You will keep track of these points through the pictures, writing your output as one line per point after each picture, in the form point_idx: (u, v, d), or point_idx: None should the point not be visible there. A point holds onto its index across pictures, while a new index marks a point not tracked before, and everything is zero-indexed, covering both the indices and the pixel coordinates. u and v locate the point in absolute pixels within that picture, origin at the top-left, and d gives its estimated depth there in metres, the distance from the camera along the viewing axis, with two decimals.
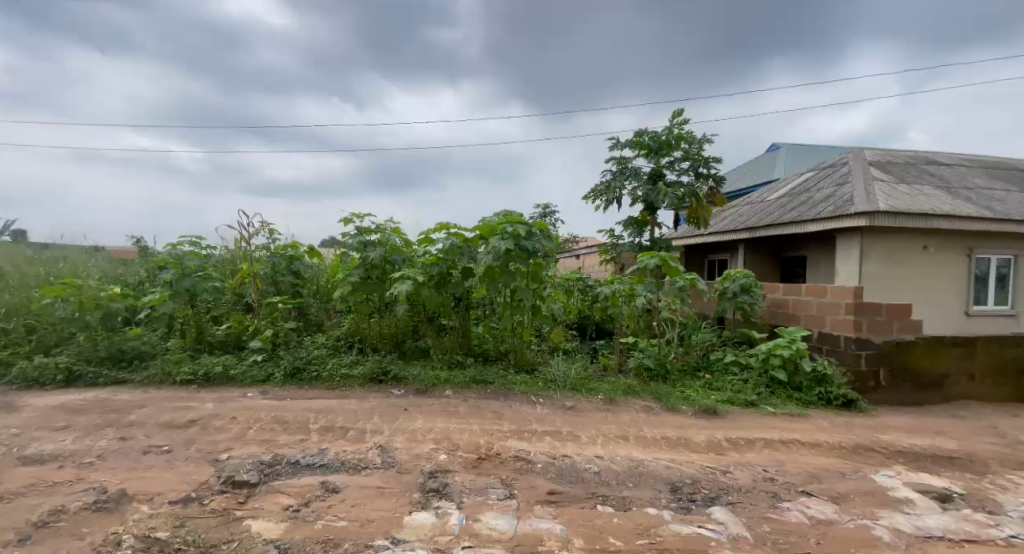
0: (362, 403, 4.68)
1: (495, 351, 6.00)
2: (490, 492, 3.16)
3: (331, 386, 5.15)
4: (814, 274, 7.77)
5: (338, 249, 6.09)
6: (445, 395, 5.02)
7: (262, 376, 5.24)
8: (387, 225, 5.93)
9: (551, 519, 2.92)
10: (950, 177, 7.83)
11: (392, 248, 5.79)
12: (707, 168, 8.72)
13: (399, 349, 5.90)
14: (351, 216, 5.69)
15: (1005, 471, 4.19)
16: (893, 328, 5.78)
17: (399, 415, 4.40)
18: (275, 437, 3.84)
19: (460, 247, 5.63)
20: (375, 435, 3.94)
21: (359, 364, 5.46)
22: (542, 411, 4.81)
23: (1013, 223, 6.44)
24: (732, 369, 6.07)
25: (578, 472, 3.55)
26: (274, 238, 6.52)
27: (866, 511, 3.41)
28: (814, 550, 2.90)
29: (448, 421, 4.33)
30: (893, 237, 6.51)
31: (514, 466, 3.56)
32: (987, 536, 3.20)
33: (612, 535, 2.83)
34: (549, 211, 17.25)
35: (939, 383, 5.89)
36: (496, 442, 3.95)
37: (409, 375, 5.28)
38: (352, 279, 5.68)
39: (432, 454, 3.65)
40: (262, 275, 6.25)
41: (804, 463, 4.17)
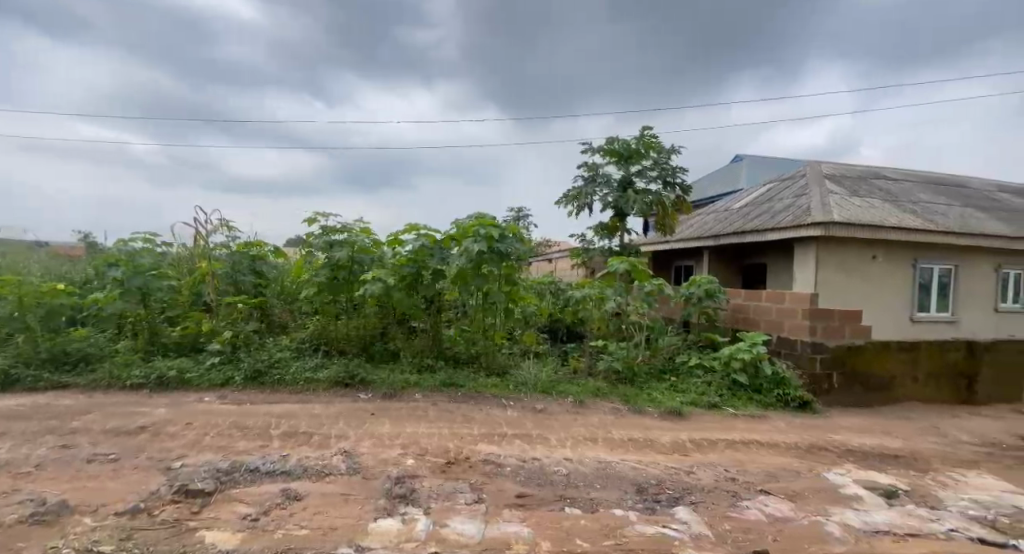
0: (327, 408, 4.64)
1: (466, 354, 5.99)
2: (459, 496, 3.20)
3: (294, 390, 5.10)
4: (774, 281, 8.07)
5: (302, 249, 6.00)
6: (415, 399, 5.03)
7: (221, 379, 5.15)
8: (355, 225, 5.90)
9: (519, 522, 2.97)
10: (899, 191, 8.25)
11: (360, 248, 5.75)
12: (675, 176, 8.96)
13: (367, 352, 5.85)
14: (317, 215, 5.63)
15: (947, 469, 4.45)
16: (845, 332, 6.07)
17: (366, 420, 4.39)
18: (233, 443, 3.79)
19: (431, 248, 5.65)
20: (340, 440, 3.94)
21: (324, 368, 5.41)
22: (513, 414, 4.87)
23: (955, 235, 6.84)
24: (696, 372, 6.26)
25: (546, 474, 3.62)
26: (234, 236, 6.40)
27: (819, 508, 3.58)
28: (771, 546, 3.02)
29: (416, 425, 4.35)
30: (847, 247, 6.82)
31: (483, 470, 3.60)
32: (929, 530, 3.40)
33: (579, 536, 2.89)
34: (521, 216, 17.34)
35: (887, 385, 6.20)
36: (465, 446, 3.99)
37: (376, 378, 5.28)
38: (316, 281, 5.64)
39: (399, 459, 3.67)
40: (221, 274, 6.13)
41: (762, 462, 4.34)
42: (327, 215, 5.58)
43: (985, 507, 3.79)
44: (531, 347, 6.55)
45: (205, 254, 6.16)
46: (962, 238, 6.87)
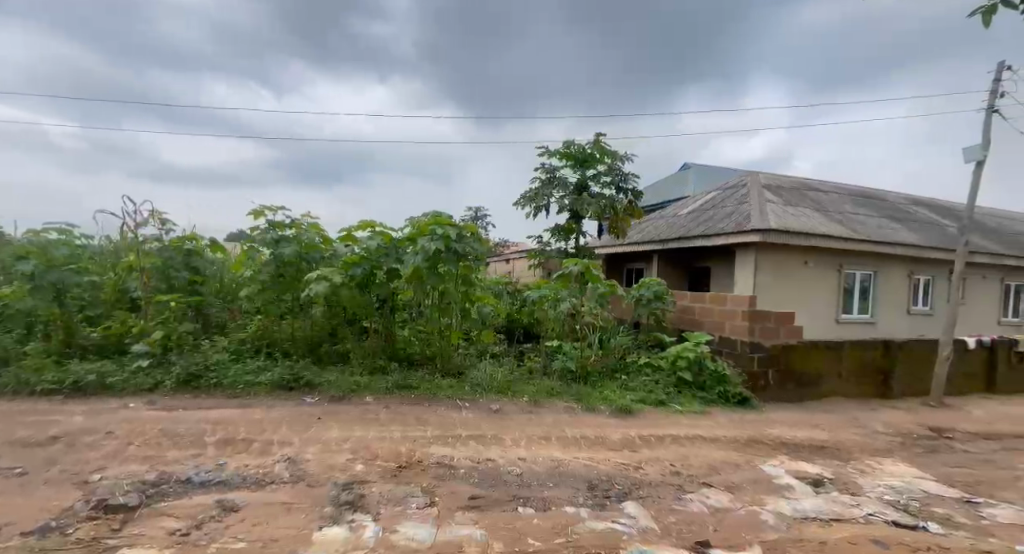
0: (268, 413, 4.59)
1: (421, 355, 6.04)
2: (409, 501, 3.27)
3: (232, 393, 5.01)
4: (718, 284, 8.51)
5: (243, 244, 5.88)
6: (365, 402, 5.05)
7: (149, 383, 4.98)
8: (303, 221, 5.84)
9: (471, 525, 3.06)
10: (828, 202, 8.89)
11: (308, 245, 5.69)
12: (628, 181, 9.27)
13: (314, 353, 5.83)
14: (264, 208, 5.54)
15: (868, 458, 4.86)
16: (780, 333, 6.49)
17: (311, 425, 4.38)
18: (162, 453, 3.71)
19: (385, 247, 5.66)
20: (283, 447, 3.93)
21: (266, 372, 5.33)
22: (467, 415, 4.97)
23: (877, 244, 7.43)
24: (645, 370, 6.53)
25: (499, 475, 3.74)
26: (166, 228, 6.15)
27: (755, 498, 3.87)
28: (711, 537, 3.24)
29: (366, 429, 4.38)
30: (782, 253, 7.28)
31: (436, 473, 3.68)
32: (851, 515, 3.73)
33: (531, 536, 3.01)
34: (480, 215, 17.45)
35: (817, 382, 6.67)
36: (417, 449, 4.05)
37: (324, 381, 5.25)
38: (260, 280, 5.60)
39: (348, 465, 3.70)
40: (151, 267, 5.82)
41: (704, 456, 4.60)
42: (272, 209, 5.50)
43: (899, 491, 4.18)
44: (486, 348, 6.67)
45: (133, 247, 5.89)
46: (882, 246, 7.47)
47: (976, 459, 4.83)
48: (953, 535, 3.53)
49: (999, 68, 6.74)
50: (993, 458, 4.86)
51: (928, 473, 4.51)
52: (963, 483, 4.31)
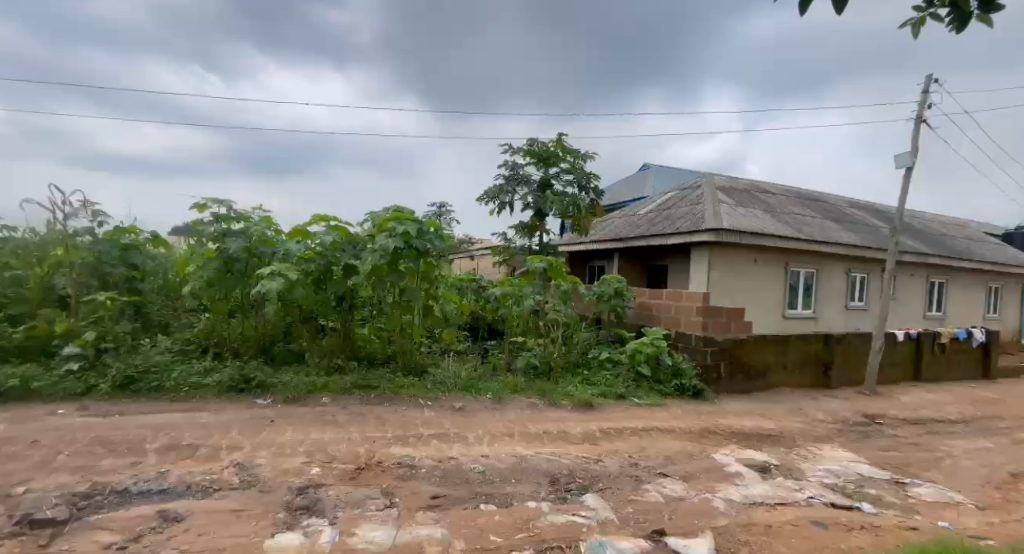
0: (217, 417, 4.49)
1: (382, 353, 6.11)
2: (368, 503, 3.27)
3: (176, 398, 4.83)
4: (675, 281, 8.84)
5: (188, 241, 5.71)
6: (321, 403, 5.04)
7: (82, 388, 4.72)
8: (253, 214, 5.70)
9: (432, 525, 3.07)
10: (776, 203, 9.33)
11: (260, 240, 5.54)
12: (590, 180, 9.46)
13: (266, 353, 5.71)
14: (206, 202, 5.39)
15: (810, 444, 5.17)
16: (731, 328, 6.85)
17: (264, 428, 4.32)
18: (97, 462, 3.54)
19: (341, 243, 5.68)
20: (232, 452, 3.84)
21: (214, 373, 5.19)
22: (430, 413, 5.03)
23: (819, 245, 7.87)
24: (607, 365, 6.74)
25: (462, 473, 3.82)
26: (100, 222, 5.80)
27: (707, 486, 4.09)
28: (667, 523, 3.41)
29: (322, 431, 4.35)
30: (734, 251, 7.63)
31: (396, 474, 3.72)
32: (794, 498, 4.00)
33: (492, 532, 3.05)
34: (443, 210, 17.39)
35: (764, 373, 7.03)
36: (377, 450, 4.08)
37: (278, 382, 5.17)
38: (206, 275, 5.39)
39: (303, 468, 3.67)
40: (82, 263, 5.42)
41: (661, 448, 4.80)
42: (217, 202, 5.34)
43: (837, 475, 4.47)
44: (449, 345, 6.75)
45: (61, 239, 5.45)
46: (825, 246, 7.92)
47: (905, 442, 5.22)
48: (884, 514, 3.81)
49: (927, 81, 7.25)
50: (919, 441, 5.27)
51: (862, 457, 4.85)
52: (893, 465, 4.66)
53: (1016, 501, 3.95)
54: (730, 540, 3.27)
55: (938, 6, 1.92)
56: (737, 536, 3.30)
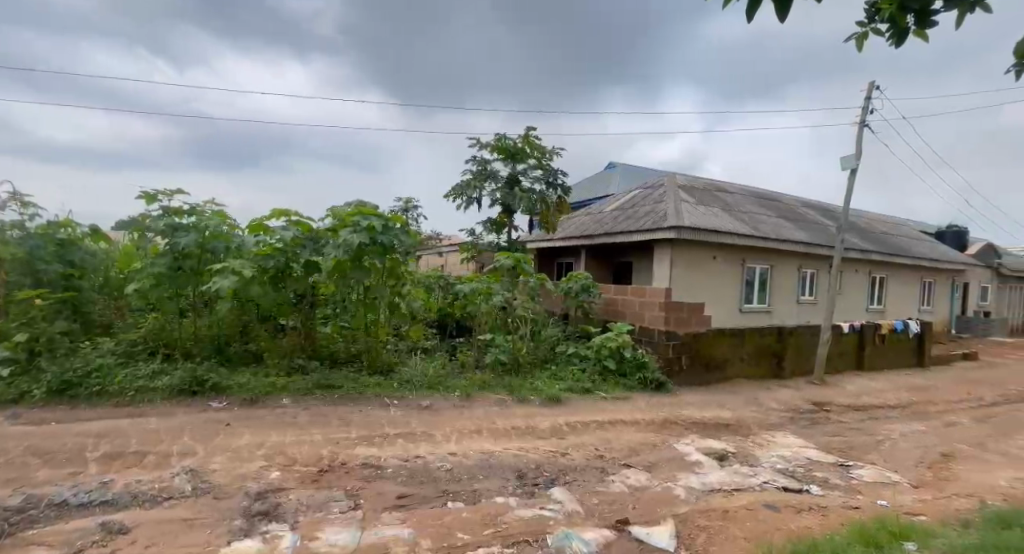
0: (165, 421, 4.29)
1: (345, 353, 6.06)
2: (331, 506, 3.21)
3: (120, 403, 4.60)
4: (639, 277, 9.10)
5: (131, 235, 5.54)
6: (282, 404, 4.93)
7: (15, 395, 4.47)
8: (206, 207, 5.53)
9: (399, 525, 3.08)
10: (735, 203, 9.65)
11: (211, 234, 5.38)
12: (557, 177, 9.59)
13: (222, 353, 5.57)
14: (156, 194, 5.27)
15: (764, 432, 5.43)
16: (692, 322, 7.09)
17: (219, 431, 4.19)
18: (29, 474, 3.33)
19: (301, 238, 5.58)
20: (184, 458, 3.69)
21: (163, 376, 4.95)
22: (396, 412, 5.05)
23: (773, 242, 8.22)
24: (574, 359, 6.90)
25: (429, 472, 3.84)
26: (31, 216, 5.36)
27: (669, 475, 4.27)
28: (630, 513, 3.55)
29: (283, 434, 4.25)
30: (694, 249, 7.93)
31: (361, 474, 3.69)
32: (749, 484, 4.21)
33: (460, 530, 3.08)
34: (409, 207, 17.30)
35: (722, 365, 7.32)
36: (341, 451, 4.03)
37: (233, 384, 5.02)
38: (153, 271, 5.21)
39: (262, 472, 3.57)
40: (10, 259, 4.90)
41: (626, 439, 4.97)
42: (166, 193, 5.24)
43: (789, 460, 4.72)
44: (418, 343, 6.81)
45: None
46: (778, 244, 8.29)
47: (850, 428, 5.55)
48: (832, 496, 4.04)
49: (869, 88, 7.65)
50: (862, 426, 5.61)
51: (811, 443, 5.13)
52: (839, 450, 4.94)
53: (947, 478, 4.26)
54: (690, 526, 3.42)
55: (880, 21, 2.06)
56: (696, 523, 3.47)
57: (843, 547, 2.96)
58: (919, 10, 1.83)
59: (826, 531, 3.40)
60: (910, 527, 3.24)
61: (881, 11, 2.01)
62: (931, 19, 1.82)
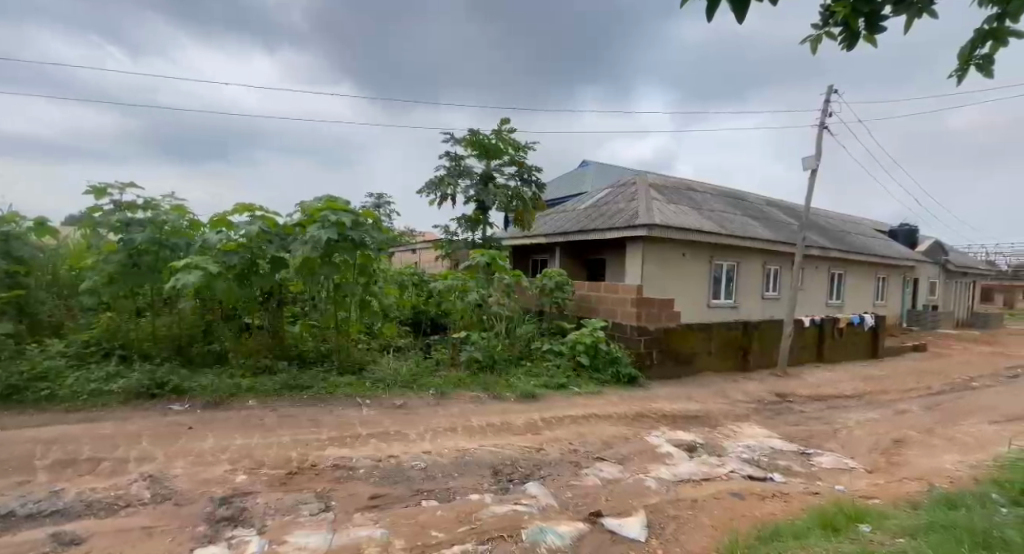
0: (121, 426, 4.15)
1: (315, 353, 6.01)
2: (301, 509, 3.21)
3: (71, 407, 4.41)
4: (612, 274, 9.28)
5: (81, 232, 5.34)
6: (248, 406, 4.85)
7: None
8: (164, 202, 5.39)
9: (371, 525, 3.10)
10: (702, 201, 9.89)
11: (171, 230, 5.24)
12: (531, 174, 9.67)
13: (182, 355, 5.39)
14: (106, 187, 5.14)
15: (730, 423, 5.63)
16: (662, 317, 7.28)
17: (181, 435, 4.10)
18: None
19: (267, 234, 5.50)
20: (142, 464, 3.61)
21: (119, 379, 4.80)
22: (369, 412, 5.04)
23: (739, 240, 8.47)
24: (548, 355, 7.00)
25: (402, 472, 3.87)
26: None
27: (641, 467, 4.40)
28: (602, 505, 3.65)
29: (249, 436, 4.21)
30: (664, 246, 8.11)
31: (332, 476, 3.69)
32: (717, 474, 4.36)
33: (434, 528, 3.13)
34: (381, 202, 17.21)
35: (690, 359, 7.53)
36: (311, 453, 4.02)
37: (196, 386, 4.90)
38: (106, 268, 4.98)
39: (227, 476, 3.53)
40: None
41: (599, 433, 5.09)
42: (118, 187, 5.11)
43: (753, 450, 4.91)
44: (390, 341, 6.84)
45: None
46: (744, 241, 8.54)
47: (810, 417, 5.79)
48: (792, 483, 4.23)
49: (829, 92, 7.94)
50: (821, 415, 5.86)
51: (775, 433, 5.34)
52: (800, 439, 5.16)
53: (898, 463, 4.51)
54: (660, 515, 3.55)
55: (834, 24, 2.12)
56: (667, 513, 3.58)
57: (803, 531, 3.11)
58: (870, 13, 1.90)
59: (787, 516, 3.57)
60: (863, 510, 3.41)
61: (834, 15, 2.08)
62: (881, 23, 1.89)
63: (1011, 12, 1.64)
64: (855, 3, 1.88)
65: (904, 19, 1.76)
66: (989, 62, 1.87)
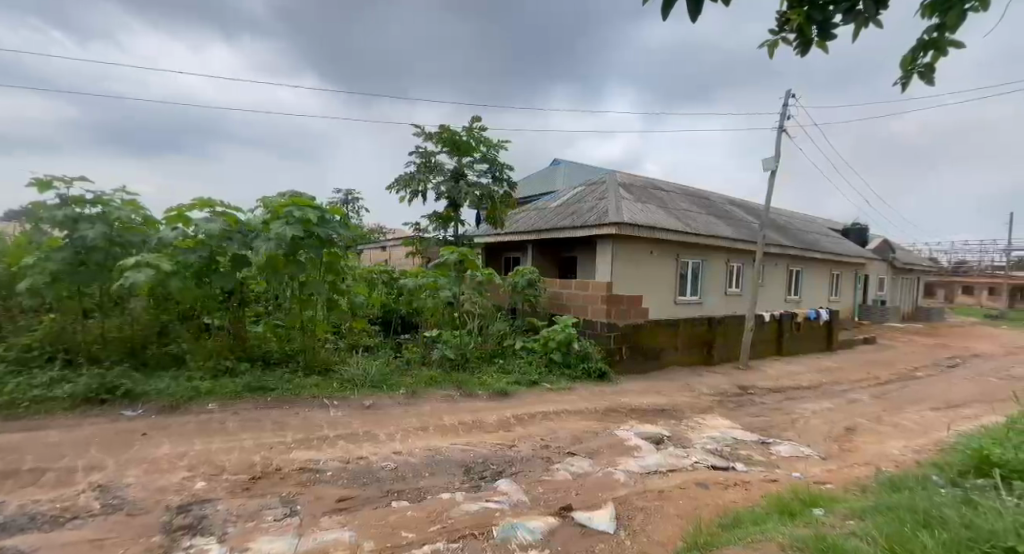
0: (69, 433, 4.05)
1: (279, 353, 5.97)
2: (265, 515, 3.21)
3: (11, 415, 4.23)
4: (583, 271, 9.43)
5: (21, 227, 5.00)
6: (208, 409, 4.76)
7: None
8: (116, 196, 5.16)
9: (338, 529, 3.12)
10: (668, 200, 10.14)
11: (125, 226, 5.06)
12: (503, 171, 9.73)
13: (136, 357, 5.24)
14: (52, 179, 4.92)
15: (696, 415, 5.82)
16: (631, 314, 7.44)
17: (134, 441, 4.02)
18: None
19: (229, 231, 5.42)
20: (91, 473, 3.53)
21: (64, 384, 4.61)
22: (339, 413, 5.04)
23: (703, 239, 8.70)
24: (521, 352, 7.08)
25: (371, 472, 3.90)
26: None
27: (610, 460, 4.52)
28: (572, 498, 3.76)
29: (209, 440, 4.16)
30: (632, 244, 8.29)
31: (298, 479, 3.69)
32: (682, 465, 4.52)
33: (404, 529, 3.17)
34: (350, 199, 17.02)
35: (658, 354, 7.73)
36: (276, 457, 4.00)
37: (149, 390, 4.78)
38: (52, 268, 4.70)
39: (185, 484, 3.48)
40: None
41: (570, 428, 5.21)
42: (63, 180, 4.94)
43: (717, 440, 5.10)
44: (358, 341, 6.83)
45: None
46: (709, 239, 8.79)
47: (770, 408, 6.03)
48: (754, 471, 4.41)
49: (785, 97, 8.24)
50: (780, 406, 6.11)
51: (737, 424, 5.54)
52: (760, 429, 5.37)
53: (850, 450, 4.75)
54: (628, 507, 3.66)
55: (789, 31, 2.20)
56: (634, 504, 3.71)
57: (762, 517, 3.27)
58: (822, 22, 2.00)
59: (748, 504, 3.73)
60: (818, 495, 3.59)
61: (789, 22, 2.16)
62: (832, 32, 1.99)
63: (946, 24, 1.78)
64: (807, 11, 1.98)
65: (851, 28, 1.87)
66: (930, 70, 2.00)
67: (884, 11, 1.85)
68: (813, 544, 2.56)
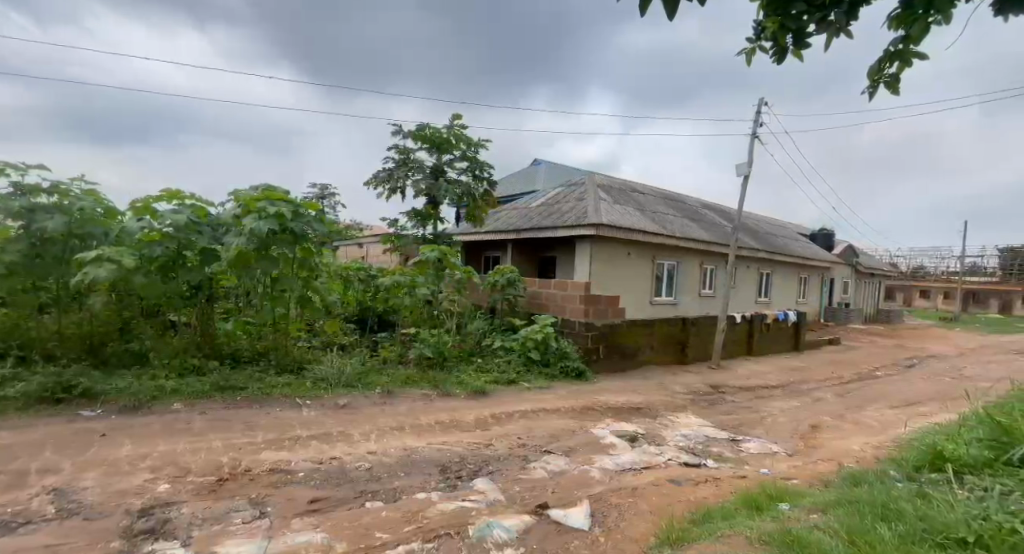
0: (24, 434, 3.96)
1: (250, 352, 5.91)
2: (233, 517, 3.20)
3: None
4: (562, 271, 9.53)
5: None
6: (173, 409, 4.70)
7: None
8: (78, 186, 5.06)
9: (311, 530, 3.13)
10: (646, 202, 10.33)
11: (87, 217, 4.96)
12: (482, 170, 9.78)
13: (95, 355, 5.13)
14: (8, 167, 4.80)
15: (668, 414, 5.94)
16: (608, 313, 7.55)
17: (94, 442, 3.96)
18: None
19: (197, 225, 5.37)
20: (45, 476, 3.47)
21: (16, 383, 4.49)
22: (312, 413, 5.03)
23: (677, 240, 8.89)
24: (499, 351, 7.12)
25: (344, 473, 3.92)
26: None
27: (585, 458, 4.61)
28: (546, 496, 3.83)
29: (175, 441, 4.12)
30: (609, 244, 8.41)
31: (269, 481, 3.69)
32: (655, 462, 4.63)
33: (378, 529, 3.20)
34: (328, 195, 16.87)
35: (634, 354, 7.87)
36: (246, 458, 3.99)
37: (110, 389, 4.70)
38: (5, 259, 4.58)
39: (146, 486, 3.46)
40: None
41: (545, 426, 5.29)
42: (18, 167, 4.82)
43: (689, 438, 5.23)
44: (334, 340, 6.86)
45: None
46: (683, 241, 8.98)
47: (740, 406, 6.21)
48: (722, 467, 4.54)
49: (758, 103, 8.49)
50: (749, 404, 6.28)
51: (708, 422, 5.69)
52: (731, 427, 5.52)
53: (814, 446, 4.92)
54: (600, 504, 3.74)
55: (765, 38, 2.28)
56: (606, 501, 3.79)
57: (729, 513, 3.38)
58: (797, 30, 2.08)
59: (716, 500, 3.85)
60: (781, 491, 3.72)
61: (765, 30, 2.26)
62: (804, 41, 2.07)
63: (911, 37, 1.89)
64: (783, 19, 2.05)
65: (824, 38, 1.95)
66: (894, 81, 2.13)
67: (855, 22, 1.93)
68: (775, 539, 2.66)
